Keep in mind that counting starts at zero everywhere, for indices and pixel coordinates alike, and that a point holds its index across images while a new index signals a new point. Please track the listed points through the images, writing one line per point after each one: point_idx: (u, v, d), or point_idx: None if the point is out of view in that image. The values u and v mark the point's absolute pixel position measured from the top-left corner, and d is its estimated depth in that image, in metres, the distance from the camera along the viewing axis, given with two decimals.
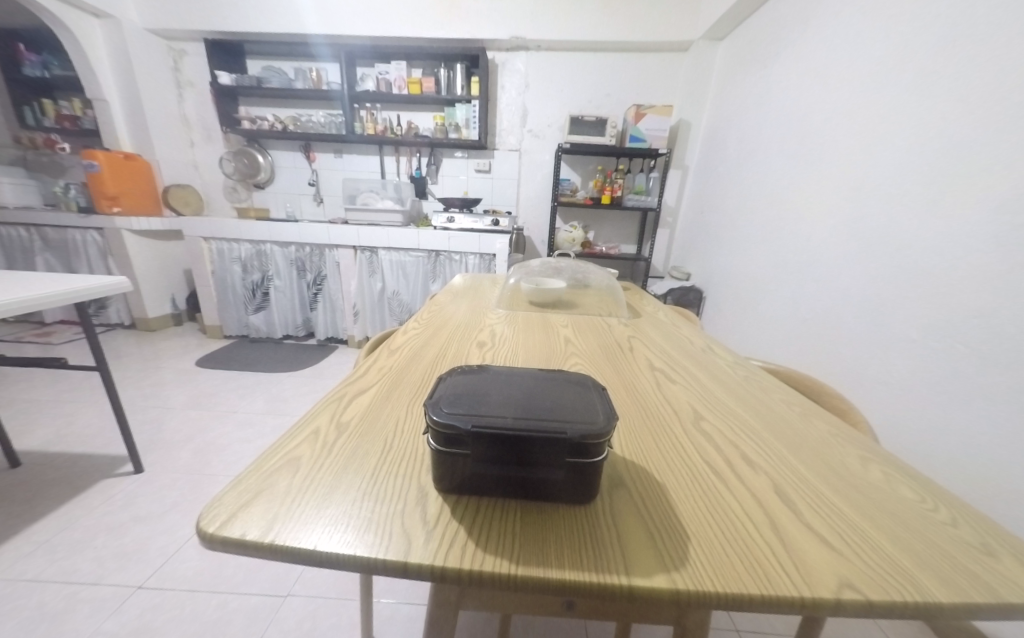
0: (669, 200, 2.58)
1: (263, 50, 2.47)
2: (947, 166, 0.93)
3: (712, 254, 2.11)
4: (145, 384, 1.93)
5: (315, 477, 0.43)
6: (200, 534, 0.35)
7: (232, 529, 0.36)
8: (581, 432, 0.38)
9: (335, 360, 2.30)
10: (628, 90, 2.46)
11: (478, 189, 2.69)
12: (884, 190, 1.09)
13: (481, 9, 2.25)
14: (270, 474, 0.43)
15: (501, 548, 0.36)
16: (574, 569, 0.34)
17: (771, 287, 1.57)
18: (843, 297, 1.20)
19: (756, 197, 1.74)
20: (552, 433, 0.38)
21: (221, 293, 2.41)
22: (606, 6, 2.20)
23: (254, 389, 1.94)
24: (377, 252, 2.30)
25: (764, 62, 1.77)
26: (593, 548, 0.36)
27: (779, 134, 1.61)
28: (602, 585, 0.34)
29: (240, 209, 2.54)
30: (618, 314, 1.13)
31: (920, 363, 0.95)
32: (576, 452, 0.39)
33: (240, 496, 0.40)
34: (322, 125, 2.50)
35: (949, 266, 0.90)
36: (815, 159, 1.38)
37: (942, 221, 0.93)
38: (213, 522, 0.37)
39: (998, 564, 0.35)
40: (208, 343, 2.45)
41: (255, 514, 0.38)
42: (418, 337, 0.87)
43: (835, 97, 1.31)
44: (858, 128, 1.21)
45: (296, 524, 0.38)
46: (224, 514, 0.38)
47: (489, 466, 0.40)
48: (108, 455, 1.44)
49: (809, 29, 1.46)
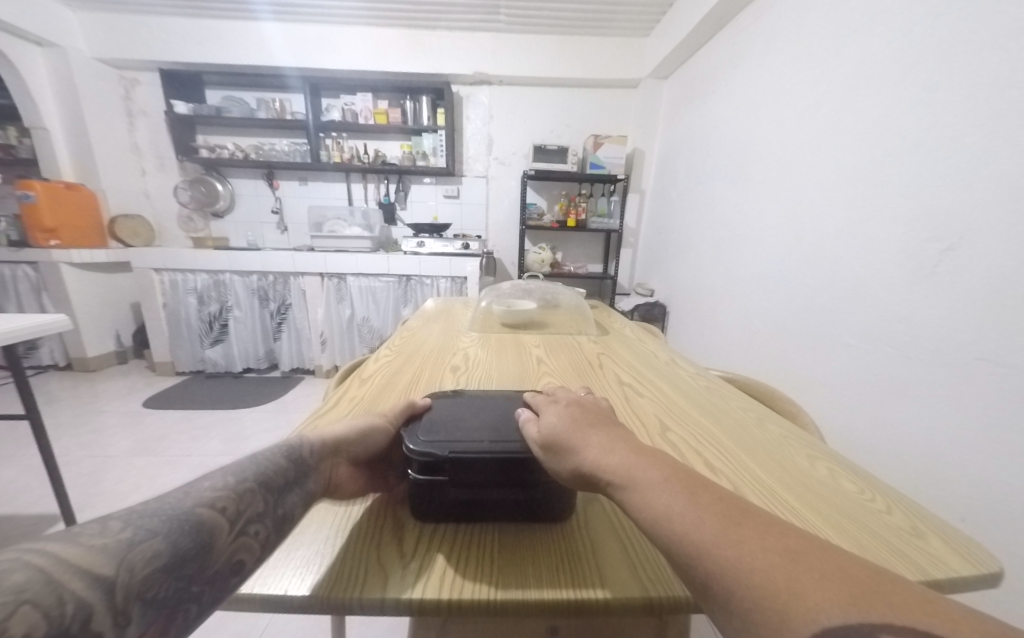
0: (630, 222, 2.72)
1: (224, 80, 2.44)
2: (861, 191, 1.06)
3: (672, 271, 2.22)
4: (83, 430, 1.76)
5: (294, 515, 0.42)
6: None
7: None
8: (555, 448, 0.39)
9: (301, 392, 2.20)
10: (586, 121, 2.62)
11: (447, 214, 2.73)
12: (815, 210, 1.22)
13: (445, 46, 2.34)
14: None
15: (481, 573, 0.35)
16: (554, 588, 0.34)
17: (724, 301, 1.68)
18: (788, 306, 1.30)
19: (706, 218, 1.88)
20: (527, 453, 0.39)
21: (173, 327, 2.26)
22: (563, 46, 2.37)
23: (210, 429, 1.81)
24: (345, 279, 2.26)
25: (705, 98, 1.95)
26: (572, 566, 0.36)
27: (722, 160, 1.77)
28: (584, 602, 0.33)
29: (197, 239, 2.44)
30: (587, 333, 1.17)
31: (857, 366, 1.03)
32: (554, 469, 0.39)
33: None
34: (286, 153, 2.47)
35: (871, 277, 1.01)
36: (756, 184, 1.52)
37: (862, 237, 1.05)
38: None
39: (926, 544, 0.39)
40: (158, 381, 2.27)
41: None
42: (391, 364, 0.86)
43: (767, 132, 1.47)
44: (789, 157, 1.35)
45: (265, 572, 0.35)
46: None
47: (470, 491, 0.40)
48: (35, 515, 1.29)
49: (741, 71, 1.65)
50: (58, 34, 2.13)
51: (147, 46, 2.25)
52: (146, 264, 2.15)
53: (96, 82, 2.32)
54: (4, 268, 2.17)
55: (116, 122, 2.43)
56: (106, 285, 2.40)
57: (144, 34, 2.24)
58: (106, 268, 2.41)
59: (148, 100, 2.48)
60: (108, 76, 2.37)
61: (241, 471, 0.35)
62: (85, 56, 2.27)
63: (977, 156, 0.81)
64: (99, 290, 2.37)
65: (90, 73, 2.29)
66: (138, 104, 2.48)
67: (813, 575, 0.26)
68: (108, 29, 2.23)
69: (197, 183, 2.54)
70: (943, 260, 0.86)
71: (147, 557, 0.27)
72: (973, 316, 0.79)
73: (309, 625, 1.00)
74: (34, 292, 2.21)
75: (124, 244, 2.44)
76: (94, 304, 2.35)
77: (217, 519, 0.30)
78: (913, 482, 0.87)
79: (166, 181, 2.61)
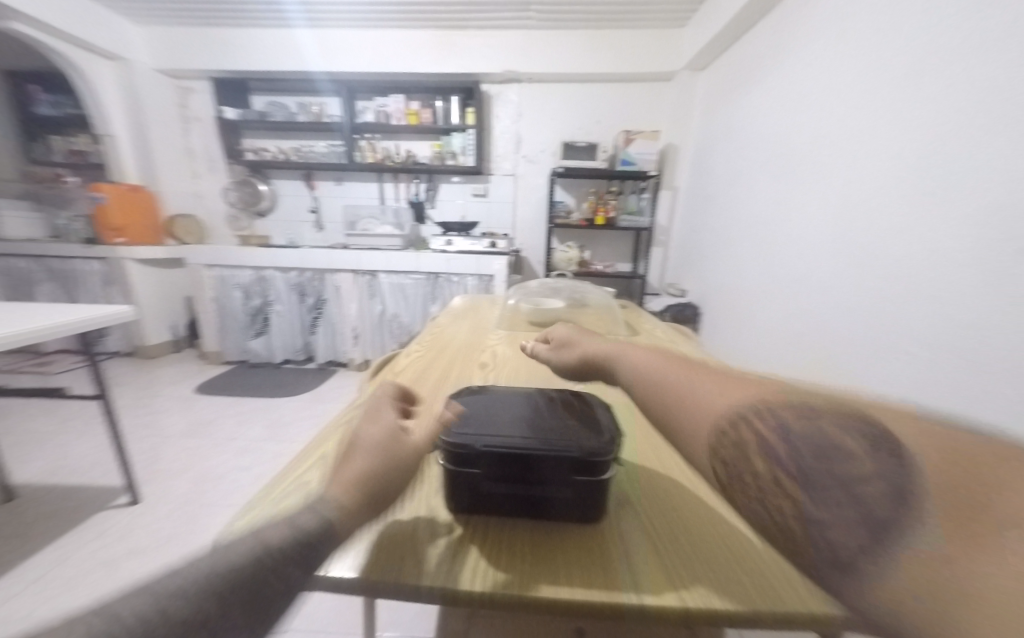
0: (662, 219, 2.64)
1: (267, 86, 2.57)
2: (922, 184, 0.97)
3: (706, 269, 2.14)
4: (144, 411, 1.93)
5: None
6: None
7: None
8: (587, 449, 0.39)
9: (335, 384, 2.30)
10: (617, 116, 2.56)
11: (475, 213, 2.76)
12: (870, 207, 1.13)
13: (475, 46, 2.36)
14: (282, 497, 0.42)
15: (511, 571, 0.34)
16: (583, 589, 0.32)
17: (763, 302, 1.60)
18: (836, 309, 1.22)
19: (745, 215, 1.79)
20: (560, 451, 0.39)
21: (221, 319, 2.43)
22: (593, 41, 2.32)
23: (253, 415, 1.93)
24: (377, 275, 2.34)
25: (746, 88, 1.85)
26: (603, 571, 0.34)
27: (764, 153, 1.67)
28: (612, 606, 0.31)
29: (242, 237, 2.60)
30: (616, 333, 1.15)
31: (915, 376, 0.95)
32: (583, 471, 0.38)
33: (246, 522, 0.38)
34: (323, 155, 2.58)
35: (933, 278, 0.92)
36: (803, 178, 1.42)
37: (923, 234, 0.96)
38: None
39: None
40: (208, 369, 2.45)
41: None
42: (421, 359, 0.89)
43: (816, 122, 1.37)
44: (838, 148, 1.26)
45: None
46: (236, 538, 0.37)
47: (501, 485, 0.40)
48: (104, 487, 1.42)
49: (787, 58, 1.55)
50: (124, 48, 2.32)
51: (200, 57, 2.41)
52: (198, 261, 2.32)
53: (156, 92, 2.51)
54: (79, 263, 2.40)
55: (173, 129, 2.62)
56: (163, 279, 2.61)
57: (198, 47, 2.41)
58: (164, 264, 2.61)
59: (201, 107, 2.66)
60: (166, 86, 2.56)
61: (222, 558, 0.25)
62: (147, 68, 2.45)
63: None
64: (157, 283, 2.57)
65: (150, 83, 2.47)
66: (192, 111, 2.67)
67: (734, 389, 0.32)
68: (167, 42, 2.41)
69: (243, 185, 2.69)
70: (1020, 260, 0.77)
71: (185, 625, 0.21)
72: None
73: (341, 608, 1.05)
74: (104, 285, 2.43)
75: (179, 242, 2.64)
76: (153, 296, 2.55)
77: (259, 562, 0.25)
78: None
79: (216, 183, 2.80)
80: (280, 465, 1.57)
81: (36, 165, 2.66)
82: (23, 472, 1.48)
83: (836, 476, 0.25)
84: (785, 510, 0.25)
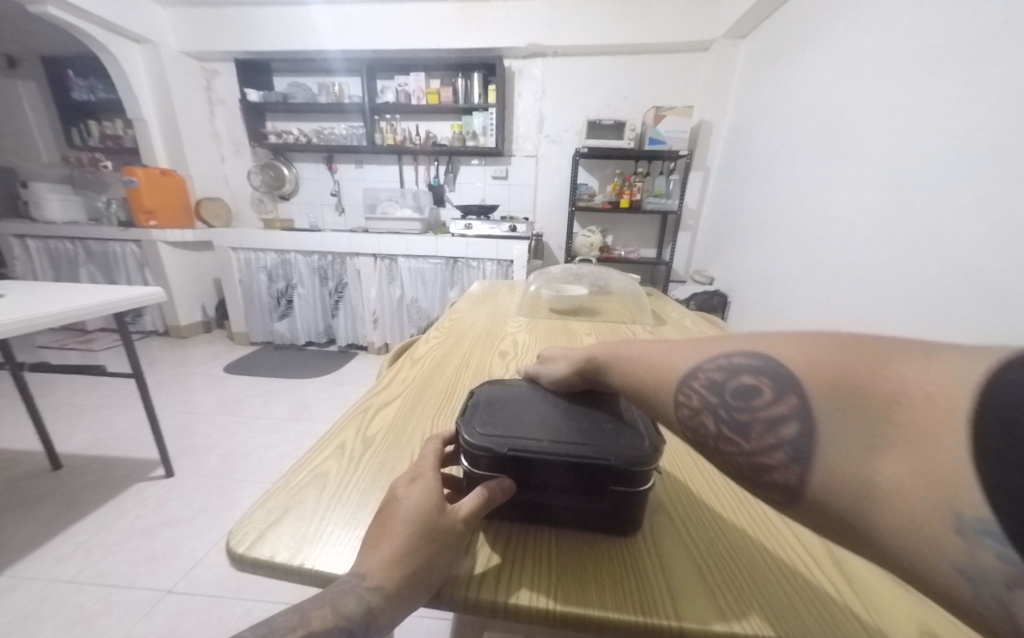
0: (690, 203, 2.52)
1: (290, 67, 2.57)
2: (995, 160, 0.86)
3: (737, 256, 2.03)
4: (177, 389, 2.02)
5: (346, 491, 0.42)
6: (229, 555, 0.33)
7: (261, 549, 0.34)
8: (626, 459, 0.34)
9: (356, 367, 2.34)
10: (646, 93, 2.43)
11: (495, 195, 2.70)
12: (929, 187, 1.01)
13: (498, 19, 2.27)
14: (298, 490, 0.42)
15: (538, 582, 0.32)
16: (619, 606, 0.30)
17: (800, 291, 1.50)
18: (883, 302, 1.12)
19: (783, 198, 1.68)
20: (594, 460, 0.34)
21: (248, 301, 2.49)
22: (623, 10, 2.20)
23: (278, 396, 1.99)
24: (396, 260, 2.34)
25: (789, 58, 1.71)
26: (638, 585, 0.31)
27: (806, 130, 1.55)
28: (650, 625, 0.29)
29: (267, 220, 2.65)
30: (642, 321, 1.10)
31: None
32: (620, 481, 0.35)
33: (267, 514, 0.38)
34: (344, 137, 2.56)
35: (1006, 266, 0.83)
36: (851, 156, 1.30)
37: (994, 217, 0.86)
38: (243, 543, 0.35)
39: None
40: (236, 349, 2.54)
41: (282, 535, 0.36)
42: (441, 346, 0.87)
43: (868, 94, 1.25)
44: (892, 122, 1.14)
45: (324, 548, 0.35)
46: (254, 533, 0.36)
47: (526, 493, 0.37)
48: (141, 460, 1.50)
49: (836, 23, 1.41)
50: (152, 31, 2.35)
51: (225, 39, 2.43)
52: (225, 243, 2.37)
53: (183, 74, 2.55)
54: (116, 246, 2.51)
55: (199, 112, 2.67)
56: (193, 262, 2.70)
57: (223, 27, 2.42)
58: (194, 247, 2.70)
59: (225, 89, 2.69)
60: (192, 68, 2.60)
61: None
62: (173, 51, 2.49)
63: None
64: (188, 266, 2.66)
65: (178, 67, 2.51)
66: (217, 94, 2.70)
67: (690, 351, 0.36)
68: (193, 23, 2.43)
69: (267, 168, 2.73)
70: None
71: None
72: None
73: None
74: (139, 266, 2.53)
75: (207, 224, 2.71)
76: (184, 278, 2.65)
77: None
78: None
79: (242, 167, 2.84)
80: (304, 444, 1.62)
81: (76, 150, 2.77)
82: (68, 443, 1.58)
83: (755, 415, 0.29)
84: (733, 454, 0.30)
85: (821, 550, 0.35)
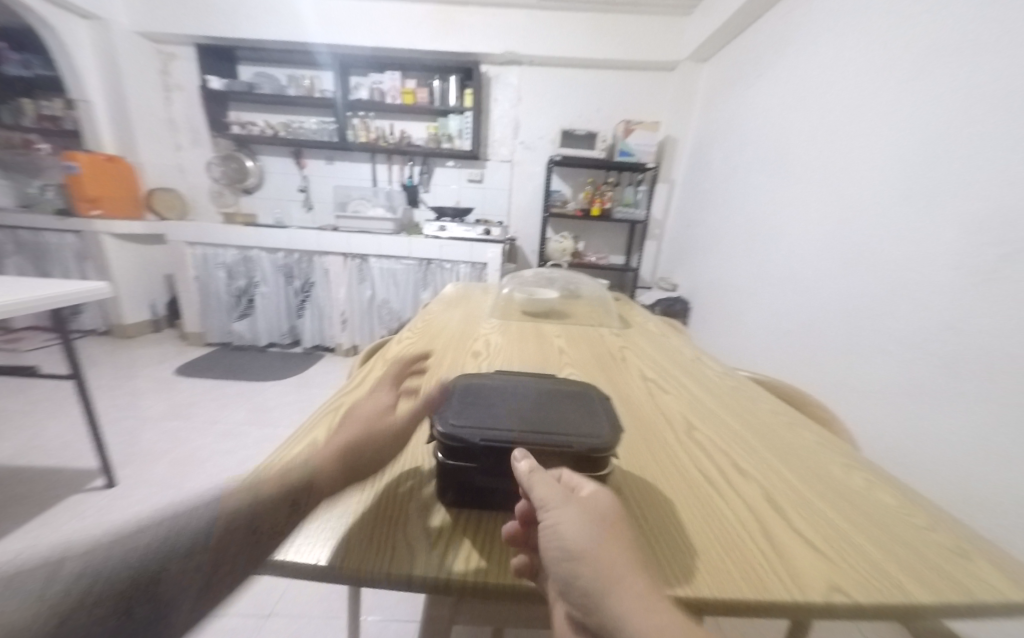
0: (657, 213, 2.65)
1: (257, 56, 2.46)
2: (915, 188, 0.99)
3: (698, 265, 2.15)
4: (120, 392, 1.86)
5: None
6: None
7: None
8: (588, 445, 0.37)
9: (322, 369, 2.26)
10: (617, 106, 2.53)
11: (470, 199, 2.71)
12: (863, 208, 1.14)
13: (476, 25, 2.29)
14: None
15: (505, 559, 0.34)
16: None
17: (752, 298, 1.62)
18: (824, 309, 1.23)
19: (739, 212, 1.81)
20: (559, 445, 0.37)
21: (204, 299, 2.35)
22: (597, 27, 2.28)
23: (236, 399, 1.89)
24: (367, 259, 2.29)
25: (746, 83, 1.85)
26: None
27: (759, 151, 1.69)
28: None
29: (227, 215, 2.52)
30: (610, 324, 1.15)
31: (896, 371, 0.98)
32: (581, 466, 0.37)
33: None
34: (314, 132, 2.48)
35: (921, 279, 0.95)
36: (799, 176, 1.42)
37: (913, 237, 0.99)
38: None
39: (974, 565, 0.36)
40: (188, 350, 2.38)
41: None
42: (413, 347, 0.87)
43: (814, 121, 1.38)
44: (834, 149, 1.27)
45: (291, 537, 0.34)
46: None
47: (496, 480, 0.38)
48: (78, 469, 1.38)
49: (787, 56, 1.55)
50: (101, 7, 2.18)
51: (186, 22, 2.29)
52: (179, 237, 2.23)
53: (136, 56, 2.38)
54: (51, 237, 2.29)
55: (154, 97, 2.50)
56: (142, 256, 2.51)
57: (182, 10, 2.28)
58: (143, 240, 2.51)
59: (183, 75, 2.54)
60: (147, 51, 2.44)
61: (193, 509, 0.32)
62: (126, 30, 2.32)
63: None
64: (136, 260, 2.47)
65: (130, 47, 2.35)
66: (174, 79, 2.54)
67: None
68: (149, 3, 2.28)
69: (228, 159, 2.60)
70: (1005, 266, 0.79)
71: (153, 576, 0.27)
72: None
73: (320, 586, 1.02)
74: (78, 260, 2.32)
75: (159, 217, 2.53)
76: (132, 273, 2.46)
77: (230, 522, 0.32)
78: (953, 496, 0.83)
79: (200, 157, 2.68)
80: (265, 449, 1.55)
81: None
82: None
83: None
84: None
85: (752, 520, 0.39)
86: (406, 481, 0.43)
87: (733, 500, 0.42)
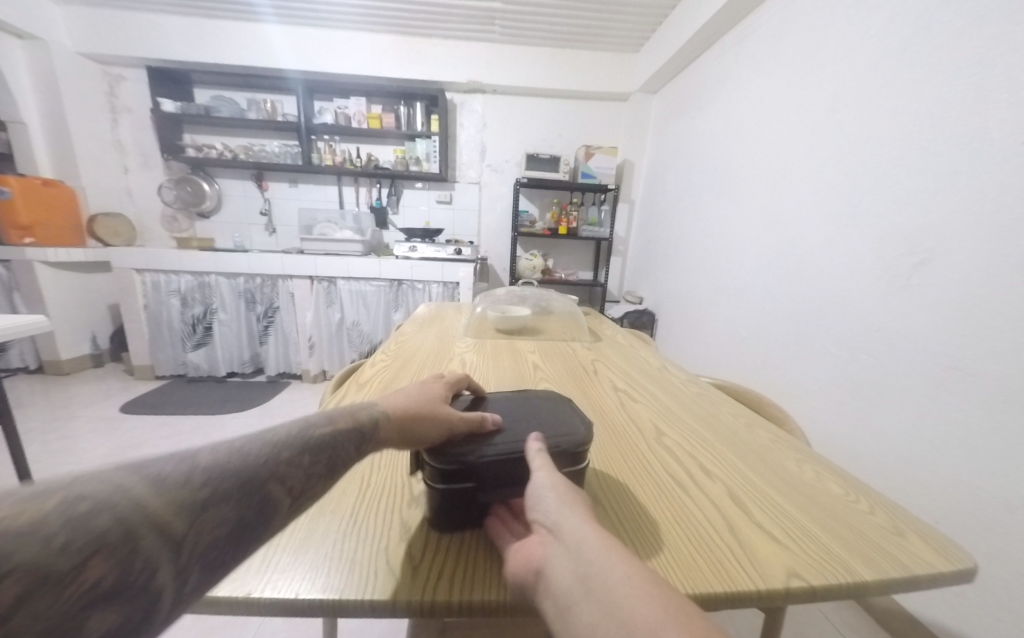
0: (620, 230, 2.78)
1: (214, 80, 2.40)
2: (841, 206, 1.12)
3: (660, 279, 2.28)
4: (54, 436, 1.68)
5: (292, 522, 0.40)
6: None
7: None
8: (572, 440, 0.40)
9: (287, 397, 2.16)
10: (578, 131, 2.67)
11: (439, 219, 2.73)
12: (800, 224, 1.27)
13: (441, 54, 2.37)
14: None
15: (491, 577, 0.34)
16: None
17: (710, 308, 1.73)
18: (773, 315, 1.34)
19: (693, 229, 1.94)
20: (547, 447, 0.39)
21: (154, 330, 2.19)
22: (557, 59, 2.42)
23: (192, 435, 1.76)
24: (335, 282, 2.24)
25: (693, 112, 2.02)
26: None
27: (709, 172, 1.84)
28: None
29: (180, 240, 2.39)
30: (581, 339, 1.19)
31: (837, 370, 1.09)
32: (567, 461, 0.40)
33: None
34: (277, 155, 2.44)
35: (852, 286, 1.07)
36: (744, 196, 1.56)
37: (842, 250, 1.11)
38: None
39: (907, 542, 0.41)
40: (135, 385, 2.19)
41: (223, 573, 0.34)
42: (386, 370, 0.86)
43: (754, 147, 1.53)
44: (772, 172, 1.42)
45: (268, 577, 0.34)
46: None
47: (487, 497, 0.39)
48: None
49: (727, 90, 1.73)
50: (38, 26, 2.06)
51: (135, 44, 2.21)
52: (126, 265, 2.08)
53: (77, 76, 2.25)
54: None
55: (98, 119, 2.37)
56: (81, 286, 2.31)
57: (132, 31, 2.19)
58: (83, 268, 2.32)
59: (132, 96, 2.43)
60: (91, 72, 2.32)
61: (203, 459, 0.26)
62: (67, 50, 2.20)
63: (936, 182, 0.88)
64: (74, 290, 2.28)
65: (72, 68, 2.23)
66: (121, 101, 2.42)
67: None
68: (95, 24, 2.18)
69: (182, 183, 2.49)
70: (916, 273, 0.91)
71: (218, 523, 0.24)
72: (946, 326, 0.85)
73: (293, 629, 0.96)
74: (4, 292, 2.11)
75: (103, 243, 2.36)
76: (69, 304, 2.26)
77: (282, 497, 0.28)
78: (895, 481, 0.92)
79: (150, 179, 2.55)
80: None
81: None
82: None
83: None
84: None
85: (719, 516, 0.42)
86: (386, 509, 0.42)
87: (703, 501, 0.45)
